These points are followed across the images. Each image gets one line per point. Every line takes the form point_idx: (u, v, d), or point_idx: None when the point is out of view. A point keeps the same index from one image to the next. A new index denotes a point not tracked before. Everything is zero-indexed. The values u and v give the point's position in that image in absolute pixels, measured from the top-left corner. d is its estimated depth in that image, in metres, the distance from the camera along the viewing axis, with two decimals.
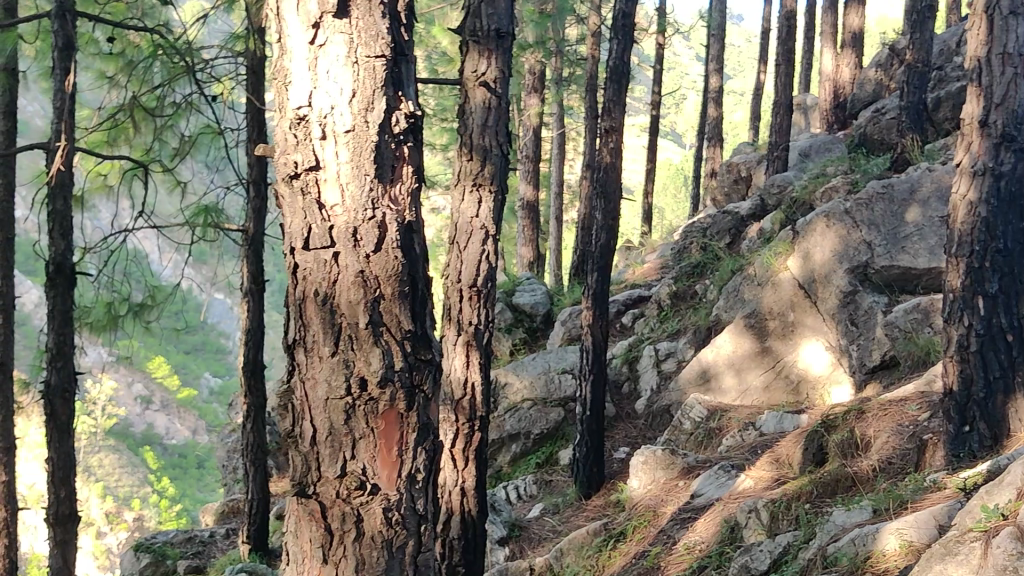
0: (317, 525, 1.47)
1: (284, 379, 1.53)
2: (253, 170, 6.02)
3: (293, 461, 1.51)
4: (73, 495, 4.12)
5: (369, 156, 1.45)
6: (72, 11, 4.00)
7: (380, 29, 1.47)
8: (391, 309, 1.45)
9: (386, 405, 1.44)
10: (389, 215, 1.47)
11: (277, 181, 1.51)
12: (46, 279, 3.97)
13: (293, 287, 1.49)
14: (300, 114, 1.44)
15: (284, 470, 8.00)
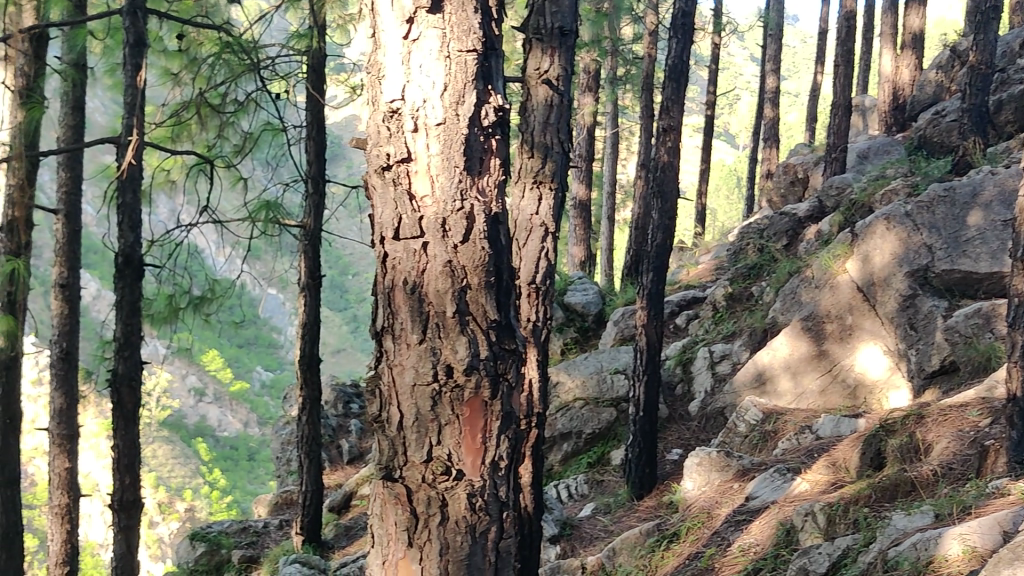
0: (403, 509, 1.54)
1: (372, 365, 1.61)
2: (312, 167, 6.12)
3: (380, 445, 1.59)
4: (137, 482, 4.20)
5: (459, 149, 1.55)
6: (143, 9, 4.08)
7: (472, 24, 1.56)
8: (477, 298, 1.53)
9: (471, 393, 1.52)
10: (477, 207, 1.56)
11: (369, 173, 1.60)
12: (115, 271, 4.06)
13: (383, 276, 1.58)
14: (394, 106, 1.54)
15: (337, 463, 8.07)
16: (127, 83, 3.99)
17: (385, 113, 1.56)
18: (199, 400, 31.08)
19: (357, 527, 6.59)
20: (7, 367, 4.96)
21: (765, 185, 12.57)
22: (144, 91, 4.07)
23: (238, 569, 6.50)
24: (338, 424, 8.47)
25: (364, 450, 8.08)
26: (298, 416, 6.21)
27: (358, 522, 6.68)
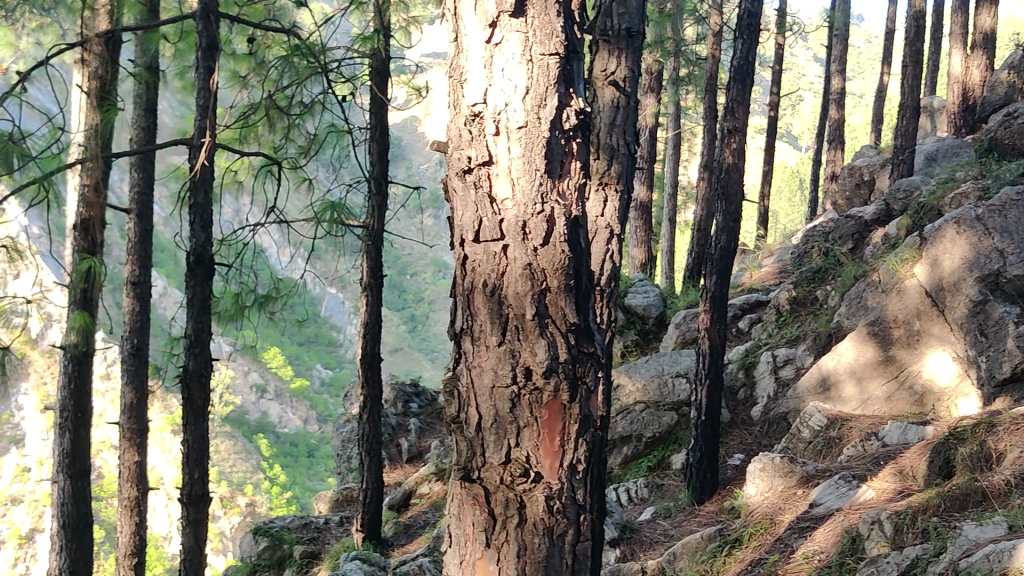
0: (481, 510, 1.59)
1: (452, 365, 1.68)
2: (376, 169, 6.20)
3: (459, 447, 1.64)
4: (205, 476, 4.26)
5: (540, 152, 1.60)
6: (215, 12, 4.16)
7: (555, 27, 1.62)
8: (556, 301, 1.56)
9: (550, 395, 1.56)
10: (557, 209, 1.60)
11: (452, 176, 1.67)
12: (187, 270, 4.13)
13: (464, 278, 1.64)
14: (476, 110, 1.62)
15: (397, 461, 8.12)
16: (200, 86, 4.06)
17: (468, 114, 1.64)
18: (261, 397, 31.50)
19: (417, 524, 6.63)
20: (80, 362, 5.08)
21: (830, 187, 12.37)
22: (216, 93, 4.15)
23: (299, 564, 6.56)
24: (398, 423, 8.53)
25: (424, 449, 8.13)
26: (360, 414, 6.27)
27: (417, 520, 6.71)
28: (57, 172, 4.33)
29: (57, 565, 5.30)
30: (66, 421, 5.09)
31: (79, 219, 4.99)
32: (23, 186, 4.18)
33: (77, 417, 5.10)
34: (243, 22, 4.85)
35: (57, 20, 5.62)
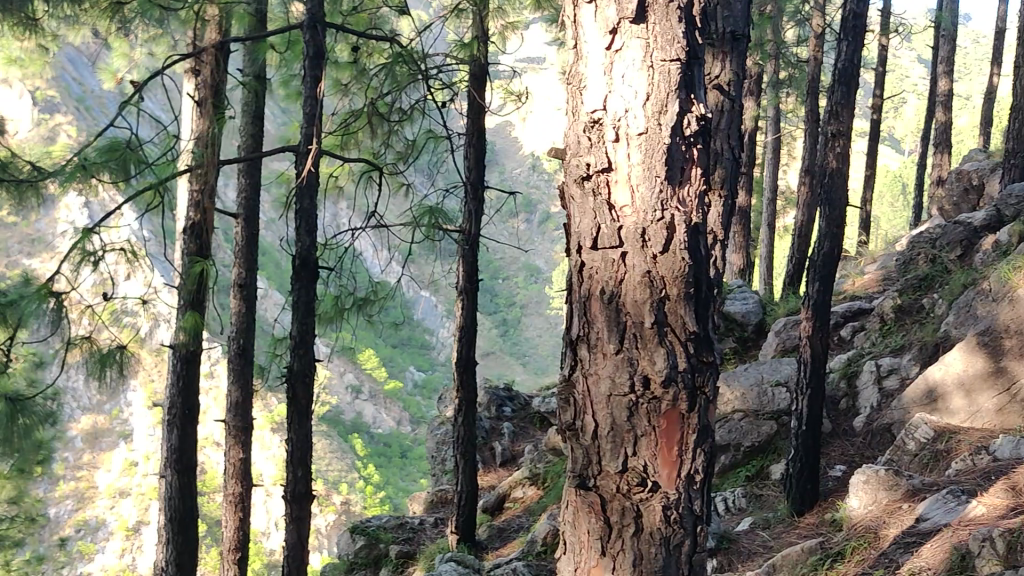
0: (598, 518, 1.63)
1: (569, 372, 1.72)
2: (472, 174, 6.25)
3: (576, 454, 1.69)
4: (308, 475, 4.35)
5: (661, 159, 1.60)
6: (322, 22, 4.25)
7: (676, 34, 1.62)
8: (676, 309, 1.58)
9: (668, 405, 1.57)
10: (677, 216, 1.60)
11: (571, 184, 1.71)
12: (293, 273, 4.23)
13: (582, 285, 1.68)
14: (596, 117, 1.65)
15: (491, 464, 8.16)
16: (308, 94, 4.16)
17: (588, 123, 1.67)
18: (355, 397, 32.04)
19: (511, 528, 6.64)
20: (188, 361, 5.25)
21: (936, 192, 11.98)
22: (322, 102, 4.25)
23: (395, 564, 6.66)
24: (491, 426, 8.57)
25: (517, 453, 8.15)
26: (455, 416, 6.32)
27: (511, 524, 6.73)
28: (171, 178, 4.50)
29: (164, 557, 5.49)
30: (174, 418, 5.27)
31: (188, 223, 5.19)
32: (140, 192, 4.34)
33: (185, 414, 5.28)
34: (346, 30, 4.90)
35: (172, 31, 5.84)
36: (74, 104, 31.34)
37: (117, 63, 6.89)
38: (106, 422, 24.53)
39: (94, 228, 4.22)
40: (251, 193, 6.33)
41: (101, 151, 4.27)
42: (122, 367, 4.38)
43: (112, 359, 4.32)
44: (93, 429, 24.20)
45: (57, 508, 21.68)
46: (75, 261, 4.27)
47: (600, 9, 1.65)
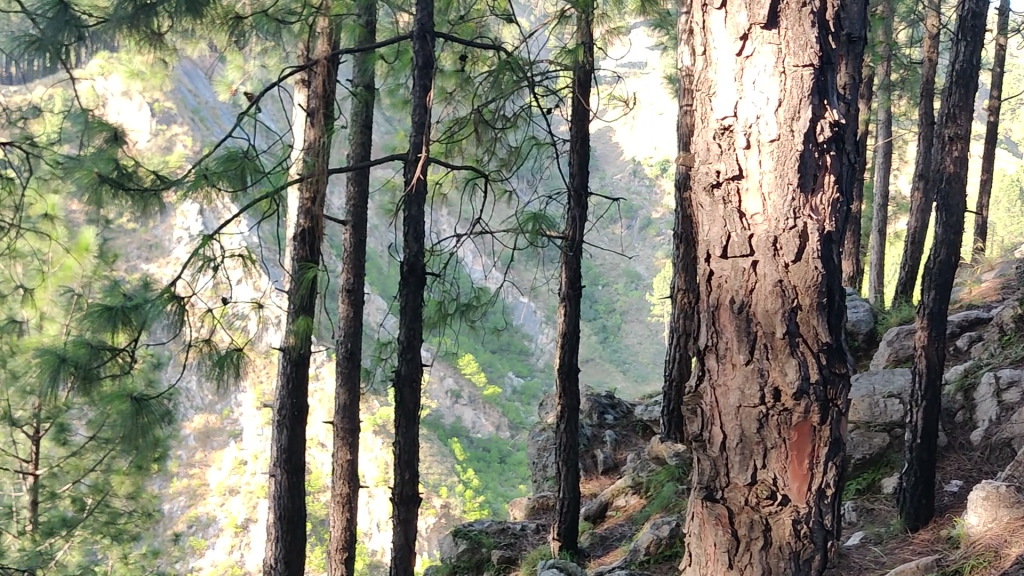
0: (725, 530, 1.77)
1: (698, 381, 1.85)
2: (576, 181, 6.22)
3: (704, 467, 1.83)
4: (415, 478, 4.39)
5: (793, 165, 1.68)
6: (431, 32, 4.30)
7: (809, 38, 1.68)
8: (808, 320, 1.67)
9: (800, 417, 1.67)
10: (810, 224, 1.68)
11: (702, 191, 1.83)
12: (401, 279, 4.27)
13: (712, 294, 1.82)
14: (726, 123, 1.76)
15: (592, 472, 8.13)
16: (416, 104, 4.22)
17: (718, 129, 1.78)
18: (455, 401, 32.39)
19: (613, 537, 6.58)
20: (298, 363, 5.40)
21: None
22: (432, 111, 4.31)
23: (498, 568, 6.71)
24: (593, 434, 8.53)
25: (619, 461, 8.09)
26: (558, 423, 6.31)
27: (613, 532, 6.68)
28: (285, 186, 4.63)
29: (273, 554, 5.64)
30: (284, 419, 5.43)
31: (300, 229, 5.43)
32: (256, 200, 4.48)
33: (294, 415, 5.42)
34: (454, 38, 4.93)
35: (285, 45, 6.01)
36: (190, 115, 32.54)
37: (232, 76, 7.12)
38: (218, 421, 25.33)
39: (213, 235, 4.37)
40: (360, 201, 6.50)
41: (220, 161, 4.41)
42: (238, 368, 4.53)
43: (228, 361, 4.48)
44: (205, 428, 25.04)
45: (171, 503, 22.43)
46: (195, 267, 4.43)
47: (731, 17, 1.75)
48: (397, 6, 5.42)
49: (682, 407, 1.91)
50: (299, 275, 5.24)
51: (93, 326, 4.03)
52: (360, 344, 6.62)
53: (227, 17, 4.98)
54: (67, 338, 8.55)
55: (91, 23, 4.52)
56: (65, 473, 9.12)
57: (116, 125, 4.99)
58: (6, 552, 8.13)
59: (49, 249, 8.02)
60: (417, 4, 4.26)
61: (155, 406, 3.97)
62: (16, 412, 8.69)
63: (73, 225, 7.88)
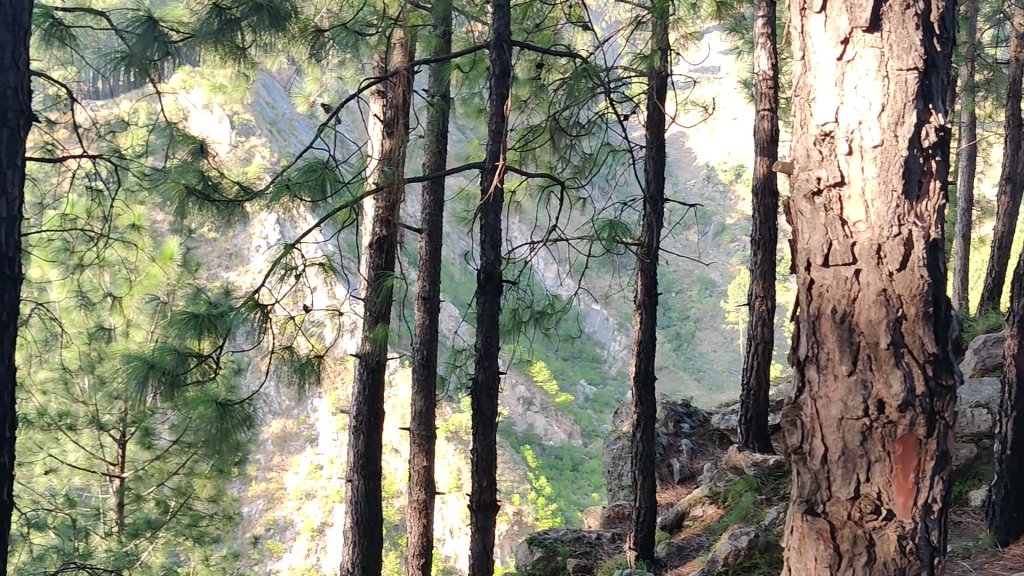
0: (826, 546, 1.79)
1: (799, 393, 1.92)
2: (653, 187, 6.16)
3: (804, 481, 1.87)
4: (492, 485, 4.38)
5: (897, 171, 1.76)
6: (509, 40, 4.31)
7: (913, 41, 1.77)
8: (913, 330, 1.72)
9: (905, 429, 1.70)
10: (915, 231, 1.74)
11: (801, 199, 1.93)
12: (478, 287, 4.26)
13: (814, 305, 1.88)
14: (827, 129, 1.86)
15: (668, 481, 8.04)
16: (493, 112, 4.23)
17: (819, 134, 1.89)
18: (527, 409, 32.34)
19: (690, 547, 6.47)
20: (373, 370, 5.51)
21: None
22: (508, 118, 4.30)
23: None
24: (669, 443, 8.44)
25: (696, 470, 8.00)
26: (634, 432, 6.26)
27: (690, 542, 6.57)
28: (364, 196, 4.70)
29: (349, 559, 5.71)
30: (360, 425, 5.52)
31: (376, 238, 5.64)
32: (336, 209, 4.54)
33: (370, 420, 5.51)
34: (529, 47, 4.91)
35: (363, 56, 6.09)
36: (267, 126, 33.20)
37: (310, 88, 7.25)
38: (294, 427, 25.71)
39: (294, 244, 4.44)
40: (435, 210, 6.59)
41: (301, 171, 4.48)
42: (318, 374, 4.60)
43: (309, 368, 4.55)
44: (282, 433, 25.44)
45: (249, 507, 22.84)
46: (277, 275, 4.51)
47: (831, 20, 1.88)
48: (474, 16, 5.46)
49: (781, 421, 1.97)
50: (377, 284, 5.28)
51: (179, 333, 4.14)
52: (435, 352, 6.68)
53: (307, 31, 5.09)
54: (151, 345, 8.77)
55: (177, 39, 4.65)
56: (149, 476, 9.32)
57: (200, 137, 5.11)
58: (93, 553, 8.35)
59: (135, 258, 8.24)
60: (494, 13, 4.28)
61: (238, 411, 4.04)
62: (103, 417, 8.94)
63: (157, 235, 8.09)
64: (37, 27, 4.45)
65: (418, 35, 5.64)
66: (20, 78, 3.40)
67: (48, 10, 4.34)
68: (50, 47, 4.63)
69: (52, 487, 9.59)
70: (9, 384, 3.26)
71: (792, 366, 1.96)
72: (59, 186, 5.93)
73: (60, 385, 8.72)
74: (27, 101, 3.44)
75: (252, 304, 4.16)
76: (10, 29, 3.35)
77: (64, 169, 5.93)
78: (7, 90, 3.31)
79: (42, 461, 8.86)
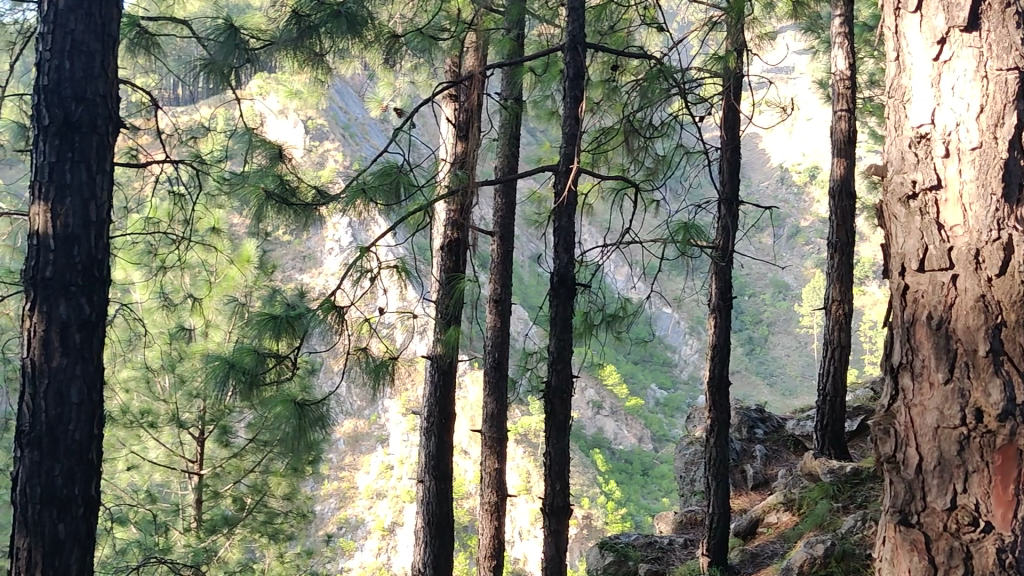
0: (920, 557, 1.75)
1: (892, 400, 1.90)
2: (728, 188, 6.05)
3: (899, 489, 1.84)
4: (565, 489, 4.37)
5: (996, 173, 1.70)
6: (583, 42, 4.29)
7: (1014, 40, 1.72)
8: (1013, 337, 1.62)
9: (1003, 439, 1.61)
10: (1016, 235, 1.67)
11: (898, 203, 1.92)
12: (551, 290, 4.24)
13: (909, 311, 1.85)
14: (923, 131, 1.85)
15: (742, 487, 7.94)
16: (567, 115, 4.22)
17: (915, 136, 1.87)
18: (597, 412, 32.21)
19: (764, 554, 6.35)
20: (444, 372, 5.57)
21: None
22: (582, 121, 4.28)
23: None
24: (743, 448, 8.33)
25: (770, 476, 7.89)
26: (708, 437, 6.18)
27: (764, 550, 6.45)
28: (437, 199, 4.73)
29: (420, 560, 5.76)
30: (431, 426, 5.57)
31: (448, 241, 5.68)
32: (410, 213, 4.57)
33: (441, 422, 5.57)
34: (602, 49, 4.88)
35: (437, 60, 6.13)
36: (341, 131, 33.70)
37: (383, 93, 7.34)
38: (366, 427, 26.02)
39: (370, 247, 4.49)
40: (506, 213, 6.63)
41: (377, 175, 4.54)
42: (392, 376, 4.64)
43: (383, 370, 4.58)
44: (354, 433, 25.76)
45: (321, 505, 23.20)
46: (352, 277, 4.57)
47: (928, 21, 1.86)
48: (547, 19, 5.46)
49: (874, 429, 1.95)
50: (450, 287, 5.30)
51: (258, 332, 4.21)
52: (507, 355, 6.70)
53: (382, 36, 5.14)
54: (229, 345, 8.98)
55: (257, 46, 4.75)
56: (226, 474, 9.50)
57: (278, 142, 5.21)
58: (173, 548, 8.58)
59: (215, 260, 8.44)
60: (568, 15, 4.27)
61: (314, 412, 4.10)
62: (183, 414, 9.16)
63: (236, 238, 8.26)
64: (124, 36, 4.59)
65: (490, 39, 5.67)
66: (110, 85, 3.50)
67: (134, 19, 4.47)
68: (135, 56, 4.77)
69: (135, 483, 9.87)
70: (98, 381, 3.36)
71: (887, 373, 1.94)
72: (143, 191, 6.10)
73: (142, 383, 8.98)
74: (115, 107, 3.55)
75: (328, 306, 4.20)
76: (100, 37, 3.46)
77: (148, 174, 6.10)
78: (97, 96, 3.42)
79: (125, 458, 9.15)
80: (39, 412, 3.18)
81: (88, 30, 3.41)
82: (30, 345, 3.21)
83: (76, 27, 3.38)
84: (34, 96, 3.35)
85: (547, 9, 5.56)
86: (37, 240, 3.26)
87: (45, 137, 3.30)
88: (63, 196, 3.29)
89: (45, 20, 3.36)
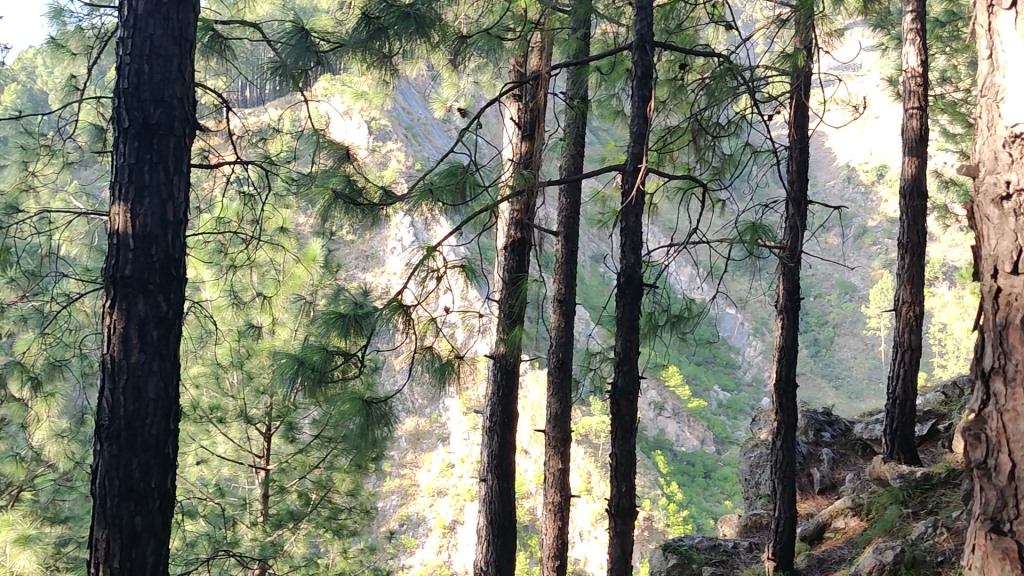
0: (1011, 562, 2.02)
1: (983, 407, 2.16)
2: (796, 187, 5.96)
3: (991, 495, 2.11)
4: (632, 491, 4.34)
5: None
6: (651, 40, 4.26)
7: None
8: None
9: None
10: None
11: (990, 204, 2.18)
12: (618, 290, 4.20)
13: (1001, 318, 2.12)
14: (1014, 130, 2.13)
15: (808, 491, 7.83)
16: (636, 114, 4.20)
17: (1009, 135, 2.14)
18: (659, 414, 31.96)
19: (831, 559, 6.22)
20: (506, 371, 5.58)
21: None
22: (650, 120, 4.25)
23: None
24: (809, 452, 8.21)
25: (837, 481, 7.77)
26: (775, 440, 6.10)
27: (832, 555, 6.31)
28: (502, 199, 4.73)
29: (483, 559, 5.78)
30: (494, 426, 5.60)
31: (511, 241, 5.69)
32: (475, 212, 4.58)
33: (504, 421, 5.59)
34: (670, 47, 4.82)
35: (502, 61, 6.15)
36: (404, 132, 33.96)
37: (447, 94, 7.39)
38: (427, 425, 26.18)
39: (435, 247, 4.51)
40: (570, 213, 6.63)
41: (443, 175, 4.56)
42: (457, 375, 4.65)
43: (448, 369, 4.60)
44: (415, 431, 25.92)
45: (383, 502, 23.48)
46: (420, 277, 4.60)
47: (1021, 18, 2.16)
48: (612, 18, 5.43)
49: (966, 433, 2.19)
50: (514, 287, 5.31)
51: (326, 330, 4.26)
52: (570, 355, 6.70)
53: (448, 38, 5.17)
54: (296, 343, 9.12)
55: (326, 49, 4.82)
56: (292, 469, 9.64)
57: (345, 143, 5.27)
58: (240, 541, 8.73)
59: (282, 259, 8.59)
60: (637, 14, 4.24)
61: (380, 410, 4.13)
62: (251, 410, 9.32)
63: (303, 237, 8.39)
64: (199, 40, 4.69)
65: (556, 39, 5.67)
66: (187, 88, 3.58)
67: (209, 23, 4.57)
68: (209, 60, 4.88)
69: (204, 477, 10.07)
70: (174, 378, 3.44)
71: (977, 380, 2.21)
72: (214, 192, 6.23)
73: (212, 379, 9.17)
74: (192, 110, 3.62)
75: (395, 306, 4.24)
76: (177, 42, 3.54)
77: (219, 175, 6.22)
78: (175, 99, 3.50)
79: (195, 452, 9.33)
80: (118, 406, 3.26)
81: (166, 34, 3.49)
82: (109, 342, 3.30)
83: (155, 32, 3.46)
84: (114, 99, 3.45)
85: (613, 8, 5.55)
86: (117, 239, 3.35)
87: (125, 139, 3.40)
88: (142, 197, 3.37)
89: (126, 25, 3.45)
